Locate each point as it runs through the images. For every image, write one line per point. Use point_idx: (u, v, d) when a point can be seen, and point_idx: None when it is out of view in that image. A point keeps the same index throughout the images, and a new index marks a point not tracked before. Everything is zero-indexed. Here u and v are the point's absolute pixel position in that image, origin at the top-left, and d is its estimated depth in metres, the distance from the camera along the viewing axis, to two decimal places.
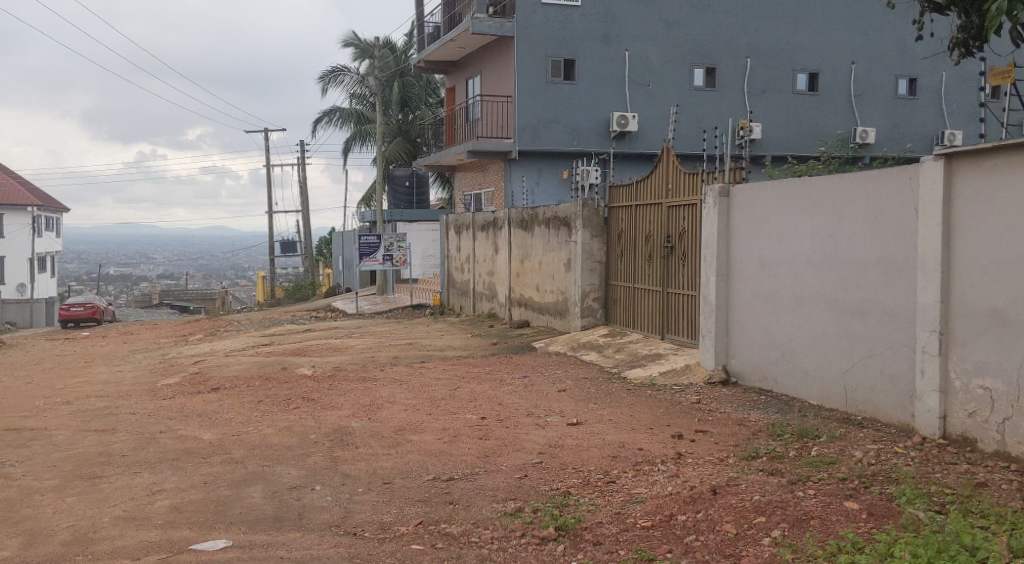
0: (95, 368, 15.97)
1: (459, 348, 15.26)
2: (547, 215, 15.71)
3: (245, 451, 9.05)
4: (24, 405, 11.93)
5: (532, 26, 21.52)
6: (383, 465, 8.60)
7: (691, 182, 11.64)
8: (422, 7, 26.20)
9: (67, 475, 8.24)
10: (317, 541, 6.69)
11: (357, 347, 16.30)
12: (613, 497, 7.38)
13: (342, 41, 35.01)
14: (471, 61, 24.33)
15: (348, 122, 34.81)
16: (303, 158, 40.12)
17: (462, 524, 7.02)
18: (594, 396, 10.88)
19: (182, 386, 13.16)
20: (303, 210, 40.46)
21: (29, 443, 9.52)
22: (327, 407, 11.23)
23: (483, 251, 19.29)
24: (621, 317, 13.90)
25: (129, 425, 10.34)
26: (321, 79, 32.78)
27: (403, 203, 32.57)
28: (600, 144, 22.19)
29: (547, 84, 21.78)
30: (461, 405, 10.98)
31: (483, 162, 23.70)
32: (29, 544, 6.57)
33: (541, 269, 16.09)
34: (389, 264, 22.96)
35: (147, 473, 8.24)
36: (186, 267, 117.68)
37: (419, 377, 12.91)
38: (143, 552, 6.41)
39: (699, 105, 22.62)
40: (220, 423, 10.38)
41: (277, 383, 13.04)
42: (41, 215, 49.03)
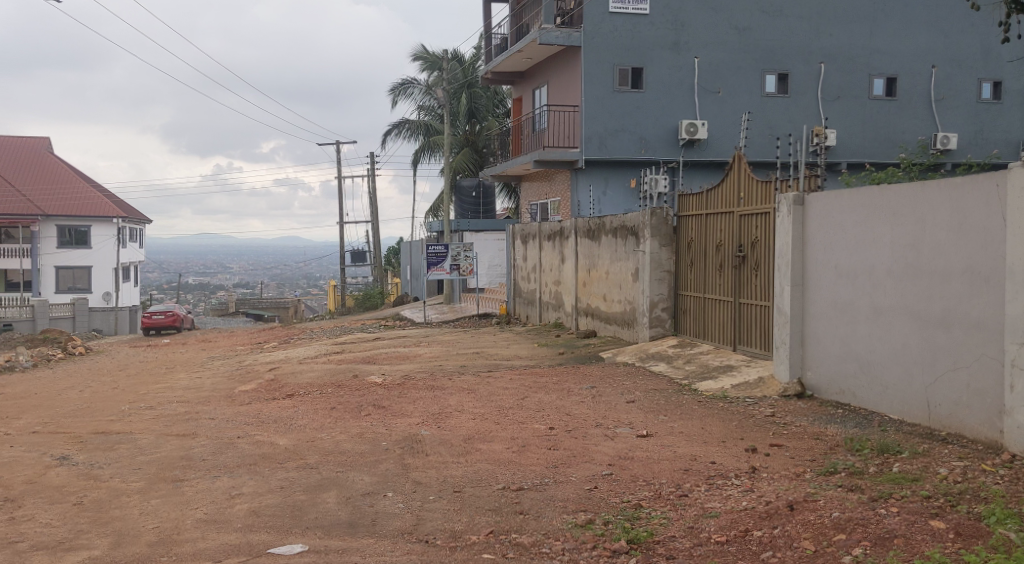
0: (177, 375, 16.38)
1: (526, 357, 15.27)
2: (615, 224, 15.64)
3: (320, 456, 9.20)
4: (111, 409, 12.30)
5: (599, 35, 21.47)
6: (453, 473, 8.62)
7: (763, 190, 11.46)
8: (489, 18, 26.36)
9: (151, 477, 8.47)
10: (391, 548, 6.75)
11: (426, 355, 16.43)
12: (686, 511, 7.28)
13: (411, 54, 35.42)
14: (538, 71, 24.36)
15: (417, 133, 35.20)
16: (373, 170, 40.73)
17: (532, 534, 7.00)
18: (664, 407, 10.77)
19: (257, 393, 13.39)
20: (372, 220, 41.03)
21: (116, 446, 9.82)
22: (397, 414, 11.33)
23: (549, 260, 19.22)
24: (690, 328, 13.75)
25: (209, 430, 10.57)
26: (390, 92, 33.27)
27: (470, 212, 32.73)
28: (669, 152, 22.04)
29: (614, 93, 21.71)
30: (529, 415, 10.97)
31: (548, 171, 23.68)
32: (118, 544, 6.75)
33: (608, 278, 15.98)
34: (456, 273, 23.09)
35: (227, 477, 8.41)
36: (259, 276, 120.48)
37: (487, 386, 12.94)
38: (224, 554, 6.53)
39: (772, 111, 22.29)
40: (295, 429, 10.56)
41: (348, 390, 13.20)
42: (127, 226, 50.35)
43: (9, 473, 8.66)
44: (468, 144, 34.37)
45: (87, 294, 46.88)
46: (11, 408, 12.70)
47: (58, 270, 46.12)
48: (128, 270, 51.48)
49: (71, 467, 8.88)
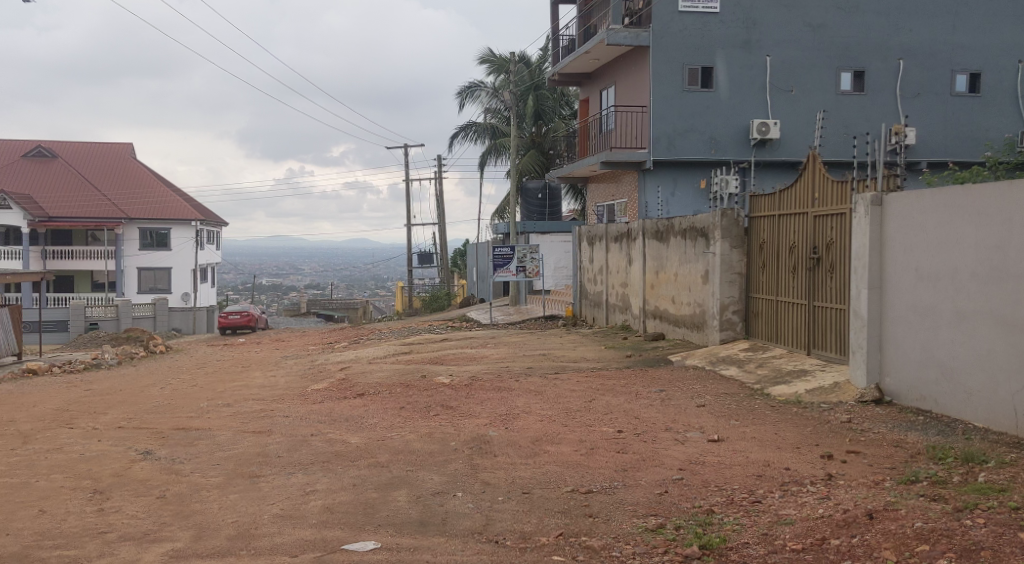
0: (252, 373, 16.73)
1: (594, 359, 15.18)
2: (684, 225, 15.46)
3: (390, 455, 9.27)
4: (190, 406, 12.59)
5: (668, 34, 21.26)
6: (522, 474, 8.61)
7: (840, 190, 11.20)
8: (557, 20, 26.33)
9: (229, 473, 8.63)
10: (461, 547, 6.76)
11: (494, 356, 16.47)
12: (760, 517, 7.14)
13: (478, 58, 35.61)
14: (606, 72, 24.23)
15: (484, 136, 35.35)
16: (440, 172, 41.00)
17: (603, 538, 6.95)
18: (736, 412, 10.59)
19: (329, 392, 13.57)
20: (439, 222, 41.32)
21: (195, 441, 10.04)
22: (466, 415, 11.35)
23: (616, 262, 19.08)
24: (762, 331, 13.50)
25: (283, 427, 10.74)
26: (458, 95, 33.49)
27: (536, 214, 32.68)
28: (740, 153, 21.72)
29: (683, 93, 21.48)
30: (597, 418, 10.89)
31: (616, 173, 23.54)
32: (199, 537, 6.89)
33: (677, 280, 15.80)
34: (522, 275, 23.09)
35: (301, 474, 8.53)
36: (327, 277, 122.43)
37: (555, 388, 12.89)
38: (300, 550, 6.64)
39: (848, 110, 21.81)
40: (366, 427, 10.66)
41: (417, 390, 13.27)
42: (205, 229, 51.59)
43: (95, 466, 8.91)
44: (534, 146, 34.39)
45: (168, 294, 47.78)
46: (97, 404, 13.10)
47: (140, 271, 47.23)
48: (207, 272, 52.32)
49: (154, 461, 9.11)
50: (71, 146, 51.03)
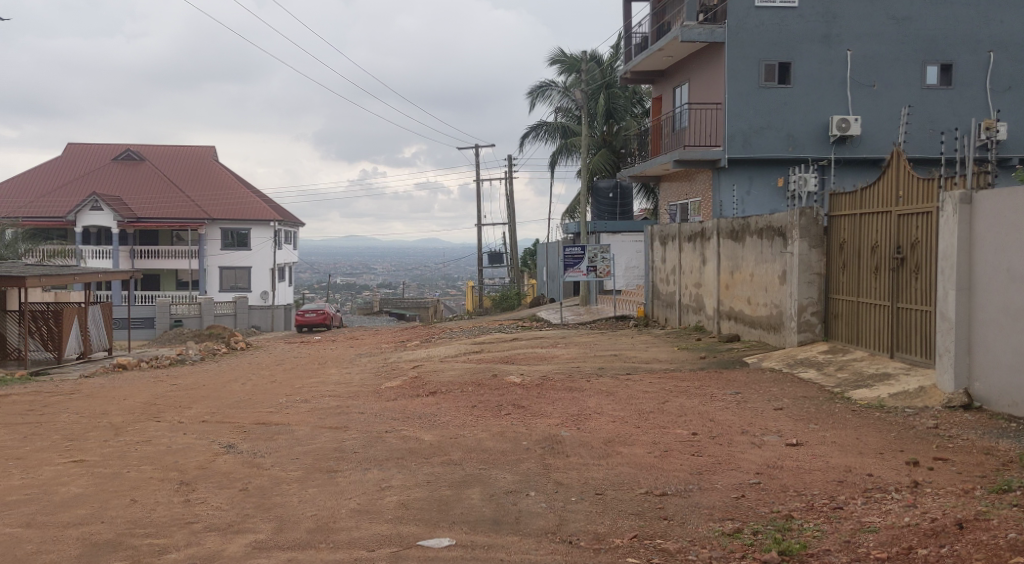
0: (328, 370, 16.97)
1: (666, 360, 14.99)
2: (760, 224, 15.16)
3: (463, 453, 9.28)
4: (268, 401, 12.81)
5: (745, 30, 20.89)
6: (595, 475, 8.52)
7: (926, 187, 10.83)
8: (629, 17, 26.10)
9: (308, 467, 8.75)
10: (534, 547, 6.73)
11: (565, 357, 16.38)
12: (842, 524, 6.93)
13: (549, 58, 35.56)
14: (679, 70, 23.93)
15: (554, 135, 35.28)
16: (511, 172, 41.03)
17: (678, 541, 6.83)
18: (815, 416, 10.32)
19: (403, 389, 13.67)
20: (509, 222, 41.37)
21: (275, 436, 10.20)
22: (538, 414, 11.31)
23: (690, 262, 18.81)
24: (842, 333, 13.14)
25: (358, 423, 10.86)
26: (529, 95, 33.51)
27: (606, 214, 32.43)
28: (818, 150, 21.22)
29: (759, 89, 21.07)
30: (671, 420, 10.72)
31: (689, 171, 23.22)
32: (280, 529, 7.00)
33: (753, 280, 15.51)
34: (593, 275, 22.95)
35: (376, 470, 8.60)
36: (398, 277, 123.88)
37: (627, 389, 12.77)
38: (377, 544, 6.71)
39: (933, 105, 21.15)
40: (440, 425, 10.70)
41: (489, 389, 13.29)
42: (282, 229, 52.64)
43: (181, 459, 9.12)
44: (605, 145, 34.22)
45: (247, 293, 48.63)
46: (182, 398, 13.43)
47: (222, 270, 48.21)
48: (284, 271, 53.26)
49: (236, 454, 9.28)
50: (157, 149, 52.58)
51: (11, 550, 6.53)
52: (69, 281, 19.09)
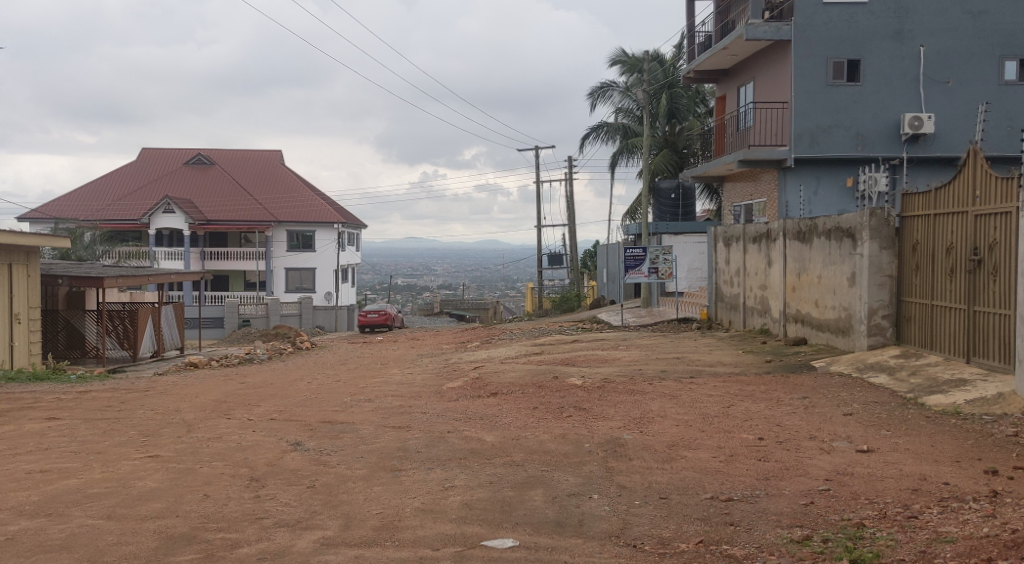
0: (390, 370, 17.11)
1: (731, 364, 14.75)
2: (829, 225, 14.83)
3: (526, 454, 9.24)
4: (333, 400, 12.95)
5: (812, 27, 20.49)
6: (658, 479, 8.42)
7: (1004, 187, 10.49)
8: (692, 16, 25.80)
9: (372, 465, 8.80)
10: (598, 550, 6.67)
11: (626, 359, 16.24)
12: (917, 534, 6.72)
13: (611, 58, 35.36)
14: (744, 69, 23.57)
15: (615, 136, 35.06)
16: (571, 174, 40.89)
17: (745, 547, 6.71)
18: (886, 422, 10.05)
19: (464, 390, 13.71)
20: (570, 224, 41.23)
21: (340, 435, 10.30)
22: (600, 417, 11.22)
23: (755, 264, 18.49)
24: (915, 337, 12.77)
25: (421, 423, 10.91)
26: (590, 96, 33.37)
27: (668, 215, 32.11)
28: (889, 149, 20.71)
29: (827, 87, 20.65)
30: (736, 424, 10.54)
31: (754, 171, 22.85)
32: (347, 526, 7.05)
33: (821, 283, 15.17)
34: (655, 277, 22.71)
35: (440, 470, 8.62)
36: (458, 277, 124.74)
37: (690, 393, 12.59)
38: (441, 544, 6.73)
39: (1011, 101, 20.51)
40: (501, 426, 10.70)
41: (550, 390, 13.25)
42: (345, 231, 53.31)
43: (251, 455, 9.25)
44: (667, 145, 33.89)
45: (312, 293, 49.33)
46: (251, 396, 13.67)
47: (288, 271, 49.04)
48: (347, 271, 53.93)
49: (304, 452, 9.39)
50: (226, 153, 53.68)
51: (93, 541, 6.69)
52: (145, 281, 19.57)
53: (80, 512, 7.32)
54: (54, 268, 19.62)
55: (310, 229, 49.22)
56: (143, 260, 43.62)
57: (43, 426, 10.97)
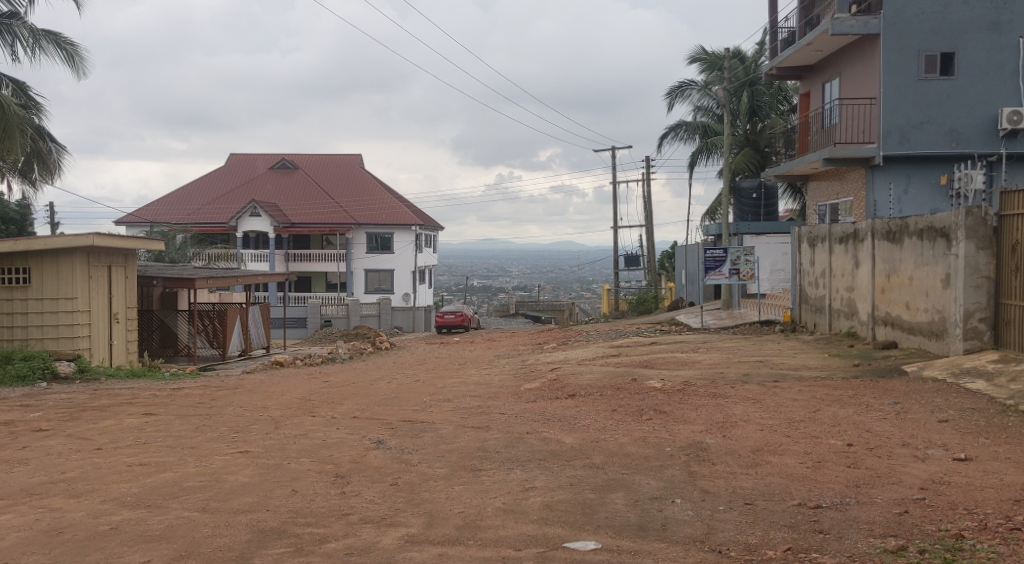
0: (468, 371, 17.15)
1: (817, 368, 14.35)
2: (921, 225, 14.32)
3: (606, 457, 9.13)
4: (413, 400, 13.04)
5: (902, 20, 19.84)
6: (743, 484, 8.21)
7: None
8: (775, 12, 25.25)
9: (453, 465, 8.81)
10: (683, 554, 6.55)
11: (707, 362, 15.97)
12: (1021, 547, 6.40)
13: (690, 56, 34.91)
14: (829, 65, 22.96)
15: (695, 135, 34.56)
16: (649, 174, 40.47)
17: (835, 556, 6.49)
18: (985, 430, 9.63)
19: (542, 391, 13.65)
20: (648, 225, 40.80)
21: (421, 434, 10.35)
22: (682, 420, 11.03)
23: (841, 264, 17.96)
24: (1015, 341, 12.23)
25: (500, 424, 10.88)
26: (669, 95, 33.01)
27: (749, 215, 31.50)
28: (985, 145, 19.93)
29: (919, 82, 19.97)
30: (823, 430, 10.23)
31: (840, 170, 22.24)
32: (430, 524, 7.06)
33: (912, 284, 14.67)
34: (736, 278, 22.29)
35: (520, 471, 8.57)
36: (534, 279, 124.95)
37: (775, 397, 12.28)
38: (523, 544, 6.69)
39: None
40: (580, 428, 10.60)
41: (629, 393, 13.08)
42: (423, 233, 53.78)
43: (335, 452, 9.36)
44: (749, 144, 33.27)
45: (390, 294, 49.96)
46: (333, 394, 13.86)
47: (367, 273, 49.74)
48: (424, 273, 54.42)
49: (386, 450, 9.45)
50: (309, 157, 54.77)
51: (189, 533, 6.84)
52: (233, 282, 20.06)
53: (176, 504, 7.50)
54: (149, 269, 20.86)
55: (389, 231, 49.78)
56: (231, 261, 44.81)
57: (139, 421, 11.31)
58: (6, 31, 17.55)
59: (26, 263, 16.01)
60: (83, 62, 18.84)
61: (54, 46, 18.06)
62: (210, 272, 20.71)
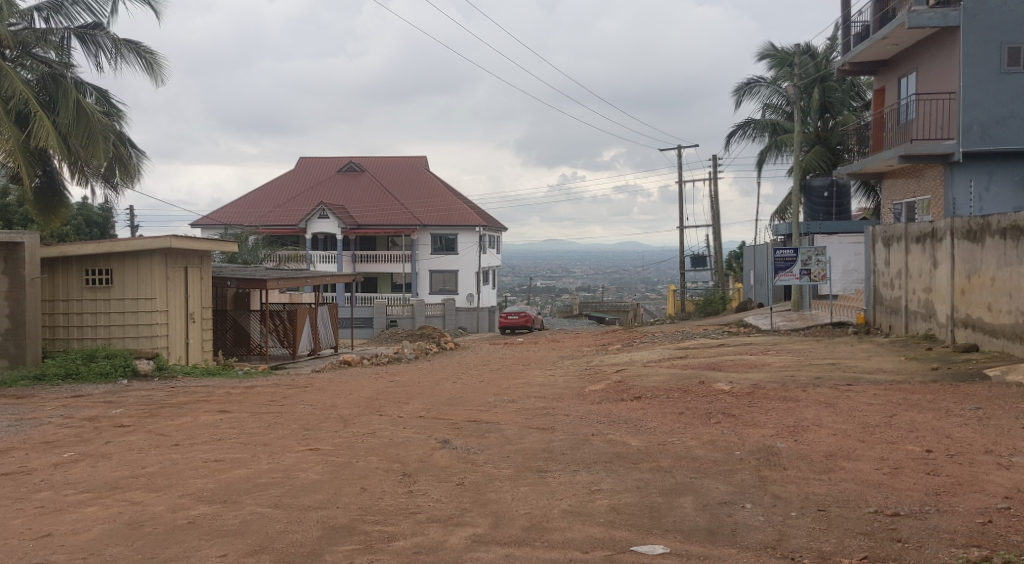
0: (532, 371, 17.11)
1: (892, 371, 13.92)
2: (1003, 223, 13.83)
3: (673, 460, 8.99)
4: (478, 400, 13.03)
5: (982, 12, 19.14)
6: (816, 490, 7.98)
7: None
8: (848, 5, 24.63)
9: (519, 466, 8.77)
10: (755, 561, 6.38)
11: (776, 364, 15.65)
12: None
13: (759, 53, 34.34)
14: (905, 59, 22.31)
15: (764, 133, 33.97)
16: (716, 173, 39.89)
17: None
18: None
19: (607, 393, 13.52)
20: (715, 224, 40.24)
21: (486, 434, 10.33)
22: (751, 424, 10.81)
23: (918, 265, 17.41)
24: None
25: (565, 425, 10.80)
26: (737, 92, 32.53)
27: (821, 214, 30.83)
28: None
29: (1001, 76, 19.30)
30: (900, 435, 9.92)
31: (916, 167, 21.60)
32: (496, 524, 7.02)
33: (993, 285, 14.17)
34: (807, 279, 21.81)
35: (586, 472, 8.48)
36: (597, 280, 124.53)
37: (848, 401, 11.95)
38: (590, 547, 6.60)
39: None
40: (647, 430, 10.46)
41: (697, 396, 12.87)
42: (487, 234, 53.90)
43: (403, 451, 9.39)
44: (820, 141, 32.58)
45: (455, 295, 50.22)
46: (399, 394, 13.96)
47: (432, 274, 50.07)
48: (488, 274, 54.57)
49: (451, 450, 9.44)
50: (376, 159, 55.38)
51: (263, 528, 6.91)
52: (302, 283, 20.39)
53: (250, 500, 7.60)
54: (222, 269, 21.30)
55: (454, 232, 49.86)
56: (300, 262, 45.56)
57: (214, 418, 11.53)
58: (89, 42, 18.11)
59: (108, 264, 16.48)
60: (163, 68, 19.25)
61: (134, 54, 18.53)
62: (281, 273, 21.07)
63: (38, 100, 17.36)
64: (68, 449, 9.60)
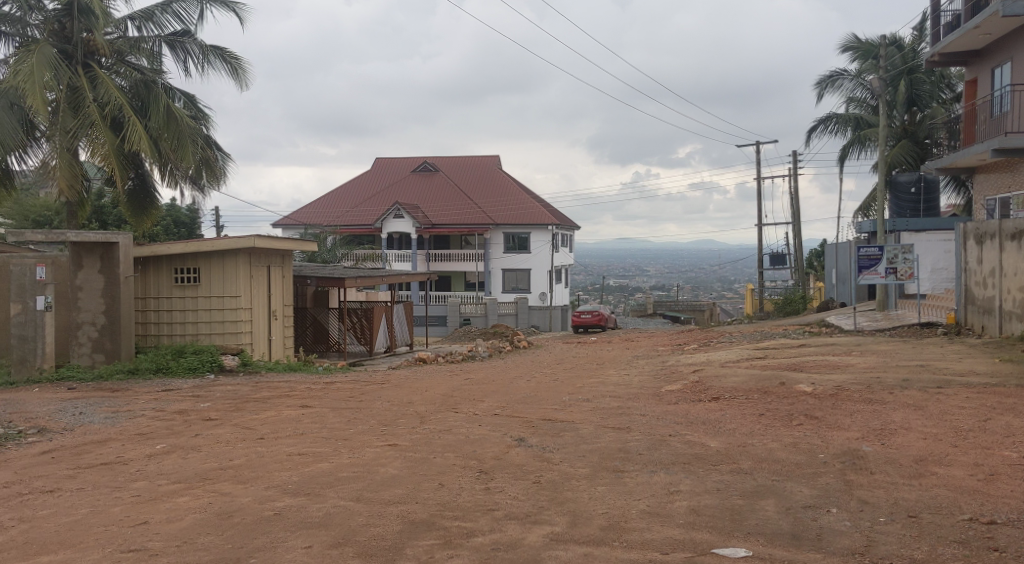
0: (607, 371, 16.98)
1: (985, 374, 13.36)
2: None
3: (754, 462, 8.79)
4: (552, 399, 12.97)
5: None
6: (905, 495, 7.71)
7: None
8: None
9: (596, 465, 8.68)
10: None
11: (861, 366, 15.20)
12: None
13: (842, 45, 33.41)
14: (999, 49, 21.43)
15: (847, 128, 33.04)
16: (796, 170, 38.93)
17: None
18: None
19: (684, 393, 13.32)
20: (796, 222, 39.33)
21: (562, 433, 10.27)
22: (835, 426, 10.51)
23: (1013, 262, 16.70)
24: None
25: (642, 425, 10.67)
26: (819, 86, 31.76)
27: (908, 210, 29.87)
28: None
29: None
30: (994, 440, 9.52)
31: (1011, 161, 20.75)
32: (574, 523, 6.96)
33: None
34: (893, 277, 21.13)
35: (664, 473, 8.35)
36: (672, 279, 123.09)
37: (938, 404, 11.53)
38: (670, 548, 6.49)
39: None
40: (726, 432, 10.26)
41: (777, 397, 12.59)
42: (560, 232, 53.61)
43: (479, 449, 9.40)
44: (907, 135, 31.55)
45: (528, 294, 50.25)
46: (474, 391, 14.00)
47: (505, 272, 50.19)
48: (562, 273, 54.44)
49: (527, 448, 9.41)
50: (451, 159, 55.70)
51: (346, 521, 6.99)
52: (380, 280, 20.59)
53: (333, 493, 7.69)
54: (303, 268, 21.67)
55: (525, 229, 49.78)
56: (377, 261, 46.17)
57: (296, 412, 11.75)
58: (179, 48, 18.63)
59: (196, 263, 16.95)
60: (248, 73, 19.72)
61: (221, 60, 19.01)
62: (360, 272, 21.33)
63: (132, 104, 18.00)
64: (159, 441, 9.88)
